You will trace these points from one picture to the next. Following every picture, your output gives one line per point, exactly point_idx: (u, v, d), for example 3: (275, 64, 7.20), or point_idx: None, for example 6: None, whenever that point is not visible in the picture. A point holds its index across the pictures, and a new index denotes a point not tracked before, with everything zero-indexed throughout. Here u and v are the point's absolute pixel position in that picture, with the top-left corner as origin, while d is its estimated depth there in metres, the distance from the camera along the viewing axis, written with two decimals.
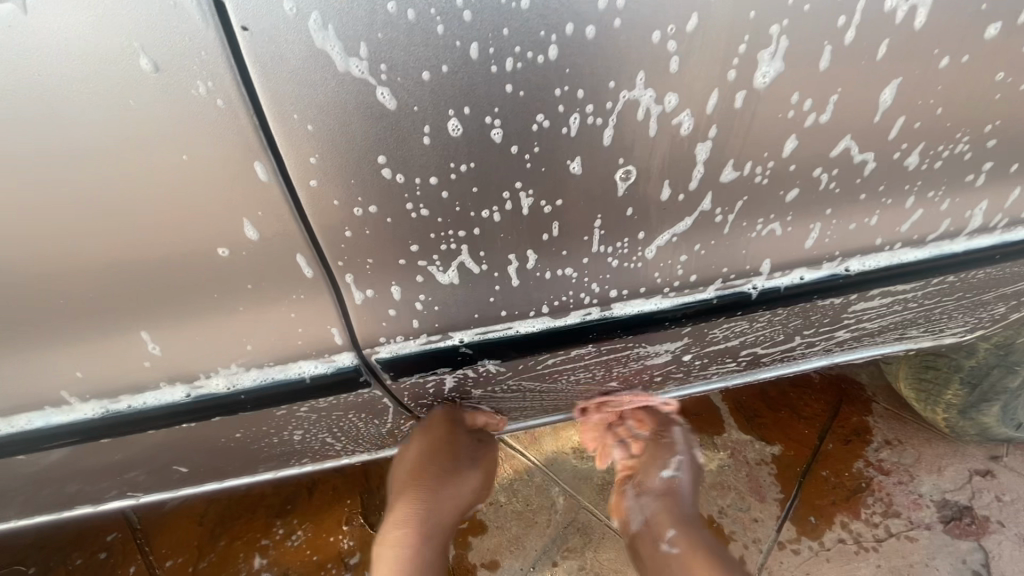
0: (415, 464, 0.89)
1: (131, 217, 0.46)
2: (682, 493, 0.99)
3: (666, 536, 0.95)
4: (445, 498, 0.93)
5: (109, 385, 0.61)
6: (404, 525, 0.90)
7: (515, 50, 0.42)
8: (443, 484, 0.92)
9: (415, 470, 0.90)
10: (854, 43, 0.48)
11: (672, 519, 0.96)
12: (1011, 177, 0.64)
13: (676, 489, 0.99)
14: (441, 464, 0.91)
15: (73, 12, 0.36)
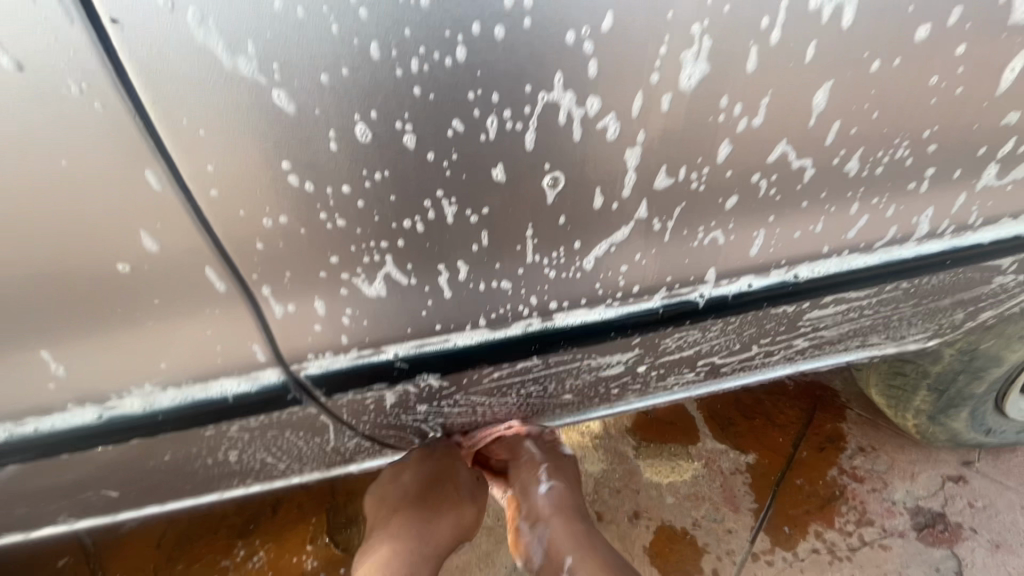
0: (422, 487, 0.94)
1: (12, 228, 0.43)
2: (569, 498, 1.03)
3: (564, 560, 0.95)
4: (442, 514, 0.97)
5: (15, 407, 0.57)
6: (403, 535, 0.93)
7: (420, 51, 0.40)
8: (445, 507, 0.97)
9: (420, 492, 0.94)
10: (781, 44, 0.46)
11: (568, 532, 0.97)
12: (955, 183, 0.63)
13: (574, 480, 1.06)
14: (444, 486, 0.96)
15: None
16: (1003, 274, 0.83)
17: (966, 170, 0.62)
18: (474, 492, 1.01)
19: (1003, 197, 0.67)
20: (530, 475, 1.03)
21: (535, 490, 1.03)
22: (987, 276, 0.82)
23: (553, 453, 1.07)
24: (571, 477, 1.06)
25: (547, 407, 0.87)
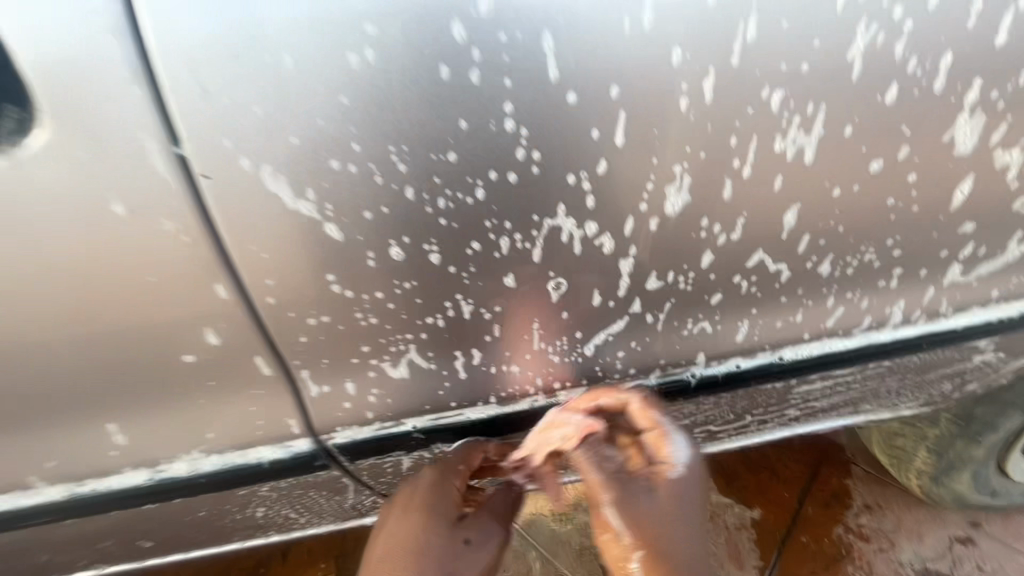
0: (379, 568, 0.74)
1: (102, 328, 0.52)
2: (685, 537, 0.69)
3: None
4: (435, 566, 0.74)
5: (79, 470, 0.65)
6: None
7: (446, 192, 0.49)
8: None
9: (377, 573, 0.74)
10: (751, 178, 0.54)
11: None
12: (922, 279, 0.70)
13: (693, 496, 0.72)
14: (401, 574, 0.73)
15: (61, 173, 0.42)
16: (983, 353, 0.88)
17: (930, 270, 0.69)
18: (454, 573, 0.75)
19: (970, 290, 0.74)
20: (627, 505, 0.68)
21: (643, 530, 0.67)
22: (968, 354, 0.87)
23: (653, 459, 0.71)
24: (690, 491, 0.71)
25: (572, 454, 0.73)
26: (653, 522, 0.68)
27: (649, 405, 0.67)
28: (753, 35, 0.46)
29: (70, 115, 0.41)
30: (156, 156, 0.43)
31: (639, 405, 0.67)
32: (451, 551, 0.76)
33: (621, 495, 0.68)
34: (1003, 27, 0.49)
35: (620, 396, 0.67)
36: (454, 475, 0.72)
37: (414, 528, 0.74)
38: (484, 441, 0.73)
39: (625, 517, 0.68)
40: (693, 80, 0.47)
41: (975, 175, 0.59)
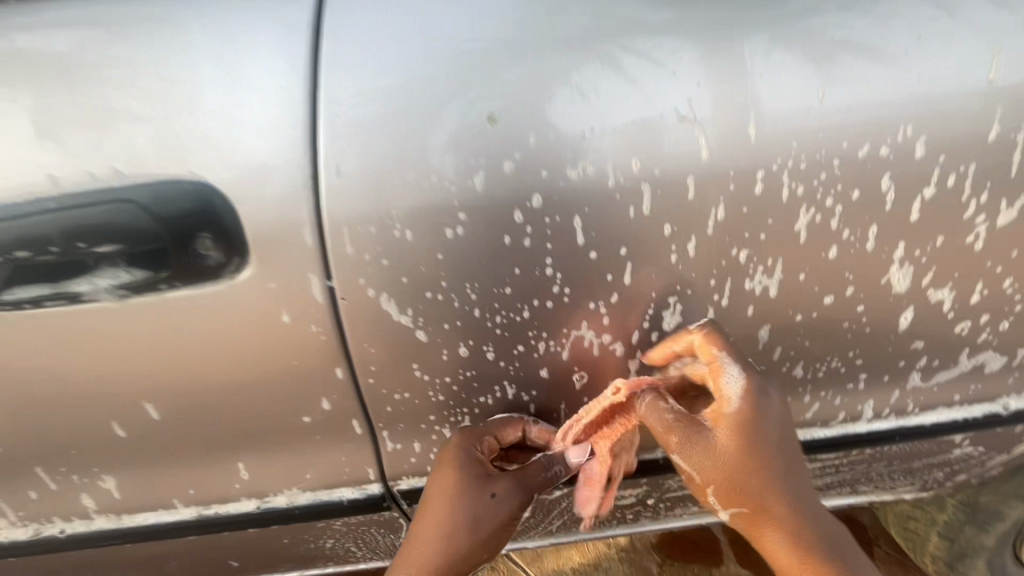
0: (424, 508, 0.79)
1: (254, 393, 0.73)
2: (764, 468, 0.75)
3: None
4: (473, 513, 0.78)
5: (209, 496, 0.85)
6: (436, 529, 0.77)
7: (501, 311, 0.69)
8: (444, 546, 0.78)
9: (423, 518, 0.78)
10: (729, 305, 0.72)
11: (767, 505, 0.75)
12: (886, 383, 0.85)
13: (764, 430, 0.75)
14: (439, 517, 0.77)
15: (255, 296, 0.65)
16: (961, 446, 0.98)
17: (891, 375, 0.84)
18: (482, 521, 0.78)
19: (933, 393, 0.87)
20: (689, 453, 0.76)
21: (709, 473, 0.76)
22: (946, 446, 0.98)
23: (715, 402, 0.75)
24: (760, 430, 0.74)
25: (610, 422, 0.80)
26: (721, 464, 0.75)
27: (710, 338, 0.70)
28: (722, 215, 0.65)
29: (267, 262, 0.63)
30: (315, 287, 0.65)
31: (701, 339, 0.70)
32: (480, 503, 0.78)
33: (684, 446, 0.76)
34: (914, 209, 0.67)
35: (688, 338, 0.71)
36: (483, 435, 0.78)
37: (449, 486, 0.77)
38: (512, 412, 0.79)
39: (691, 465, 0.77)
40: (680, 243, 0.66)
41: (913, 306, 0.75)
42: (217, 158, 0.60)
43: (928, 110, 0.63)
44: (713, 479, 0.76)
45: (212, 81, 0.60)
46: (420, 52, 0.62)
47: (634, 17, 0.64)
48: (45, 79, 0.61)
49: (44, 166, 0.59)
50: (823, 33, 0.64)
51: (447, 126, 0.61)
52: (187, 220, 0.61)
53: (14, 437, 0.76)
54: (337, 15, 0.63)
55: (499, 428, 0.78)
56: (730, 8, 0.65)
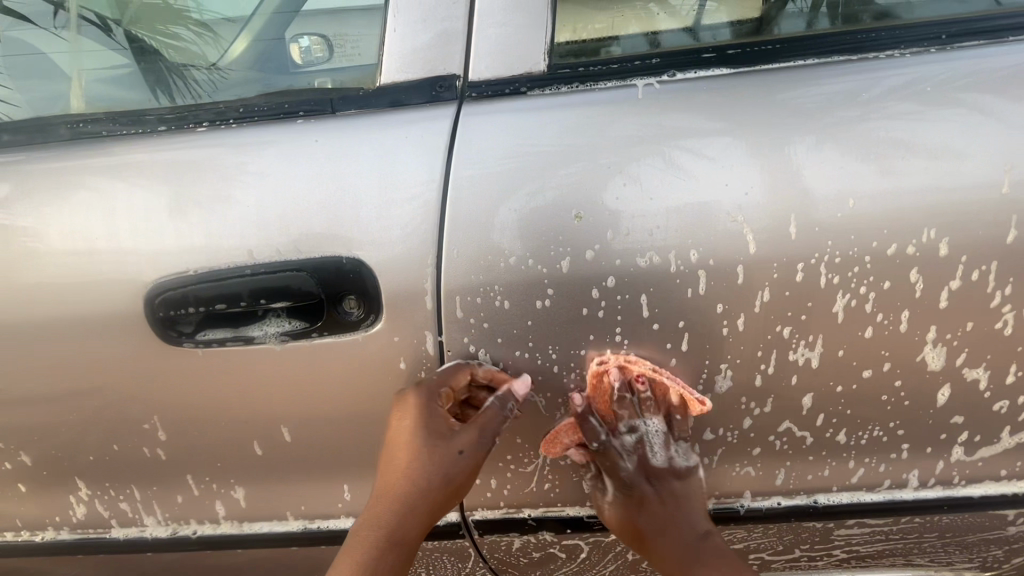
0: (390, 466, 0.84)
1: (366, 424, 0.89)
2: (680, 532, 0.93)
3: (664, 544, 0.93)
4: (434, 461, 0.82)
5: (316, 512, 1.01)
6: (399, 474, 0.83)
7: (576, 368, 0.83)
8: (409, 490, 0.83)
9: (388, 463, 0.84)
10: (774, 373, 0.82)
11: (681, 561, 0.91)
12: (929, 454, 0.91)
13: (684, 506, 0.93)
14: (407, 473, 0.82)
15: (381, 346, 0.82)
16: (1016, 523, 1.01)
17: (934, 447, 0.90)
18: (447, 467, 0.83)
19: (979, 466, 0.92)
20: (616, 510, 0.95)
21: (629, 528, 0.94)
22: (999, 522, 1.00)
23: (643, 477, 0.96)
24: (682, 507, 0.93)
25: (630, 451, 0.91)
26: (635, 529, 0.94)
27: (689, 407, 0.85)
28: (768, 297, 0.77)
29: (395, 319, 0.80)
30: (428, 341, 0.81)
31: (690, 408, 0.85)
32: (443, 449, 0.83)
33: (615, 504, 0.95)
34: (942, 298, 0.77)
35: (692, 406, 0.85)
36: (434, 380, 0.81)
37: (409, 433, 0.82)
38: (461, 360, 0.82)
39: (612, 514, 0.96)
40: (731, 318, 0.79)
41: (950, 383, 0.83)
42: (367, 240, 0.78)
43: (948, 217, 0.74)
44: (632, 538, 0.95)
45: (366, 182, 0.79)
46: (526, 161, 0.79)
47: (696, 131, 0.78)
48: (247, 178, 0.82)
49: (243, 242, 0.80)
50: (859, 149, 0.77)
51: (543, 221, 0.77)
52: (339, 285, 0.79)
53: (177, 448, 0.94)
54: (463, 129, 0.80)
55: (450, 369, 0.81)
56: (780, 125, 0.78)
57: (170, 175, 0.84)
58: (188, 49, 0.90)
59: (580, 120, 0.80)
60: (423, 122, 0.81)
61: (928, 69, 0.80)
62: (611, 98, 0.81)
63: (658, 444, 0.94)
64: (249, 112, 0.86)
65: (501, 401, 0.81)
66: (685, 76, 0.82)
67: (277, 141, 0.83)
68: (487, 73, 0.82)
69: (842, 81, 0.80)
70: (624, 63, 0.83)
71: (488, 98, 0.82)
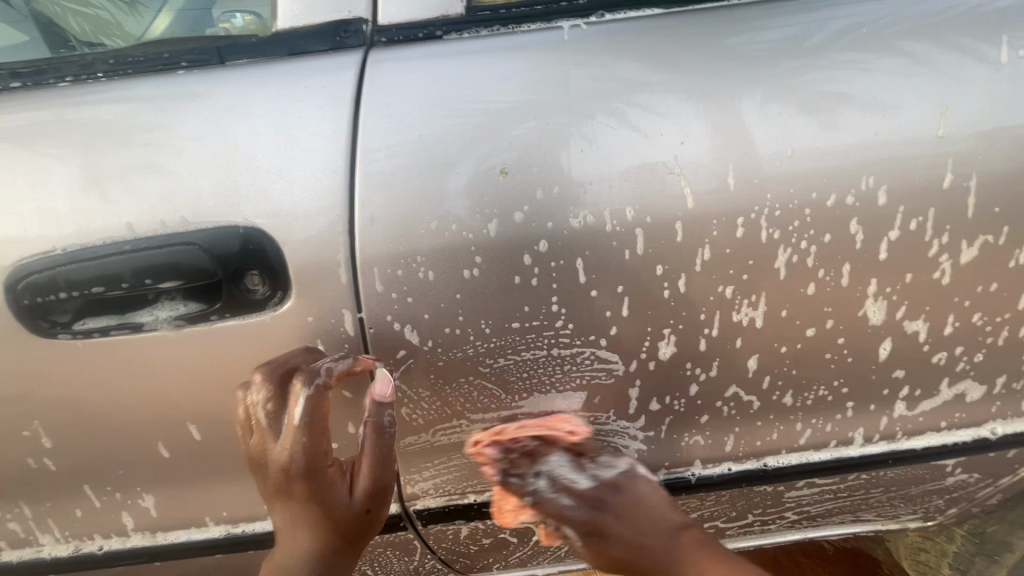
0: (290, 525, 0.78)
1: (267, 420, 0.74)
2: (651, 538, 0.84)
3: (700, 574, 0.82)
4: (337, 508, 0.78)
5: (239, 515, 0.92)
6: (304, 531, 0.78)
7: (511, 341, 0.76)
8: (319, 546, 0.79)
9: (291, 526, 0.78)
10: (718, 336, 0.79)
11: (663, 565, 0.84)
12: (872, 412, 0.90)
13: (641, 512, 0.85)
14: (318, 531, 0.79)
15: (292, 327, 0.73)
16: (954, 474, 1.02)
17: (877, 403, 0.89)
18: (352, 511, 0.79)
19: (919, 420, 0.92)
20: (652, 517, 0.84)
21: (631, 545, 0.85)
22: (938, 473, 1.02)
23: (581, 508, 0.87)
24: (639, 515, 0.85)
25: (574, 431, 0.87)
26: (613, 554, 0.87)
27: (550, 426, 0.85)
28: (708, 256, 0.73)
29: (306, 296, 0.72)
30: (347, 320, 0.73)
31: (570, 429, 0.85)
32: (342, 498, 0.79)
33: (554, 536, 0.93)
34: (882, 249, 0.75)
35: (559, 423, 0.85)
36: (307, 420, 0.75)
37: (304, 489, 0.76)
38: (302, 392, 0.71)
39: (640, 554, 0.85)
40: (672, 279, 0.74)
41: (891, 338, 0.81)
42: (268, 207, 0.69)
43: (886, 164, 0.72)
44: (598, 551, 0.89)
45: (263, 141, 0.70)
46: (442, 113, 0.71)
47: (629, 78, 0.73)
48: (120, 141, 0.71)
49: (121, 216, 0.69)
50: (795, 95, 0.73)
51: (466, 181, 0.70)
52: (237, 259, 0.70)
53: (68, 457, 0.83)
54: (372, 79, 0.72)
55: (305, 410, 0.74)
56: (715, 70, 0.73)
57: (28, 140, 0.72)
58: (99, 16, 0.78)
59: (503, 67, 0.72)
60: (326, 72, 0.72)
61: (859, 11, 0.77)
62: (535, 42, 0.74)
63: (572, 472, 0.87)
64: (120, 64, 0.75)
65: (377, 421, 0.78)
66: (614, 17, 0.77)
67: (156, 96, 0.72)
68: (398, 16, 0.74)
69: (775, 25, 0.77)
70: (549, 4, 0.77)
71: (400, 44, 0.74)
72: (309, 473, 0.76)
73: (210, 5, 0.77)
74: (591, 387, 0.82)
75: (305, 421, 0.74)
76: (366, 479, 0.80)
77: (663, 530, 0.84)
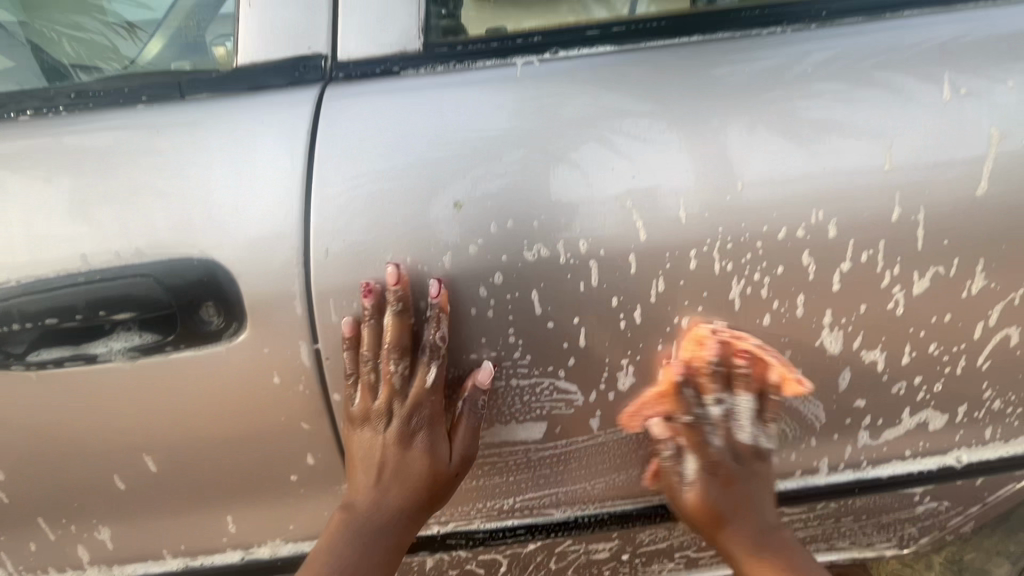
0: (382, 473, 0.79)
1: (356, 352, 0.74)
2: (745, 513, 0.86)
3: (744, 542, 0.86)
4: (435, 465, 0.79)
5: (198, 547, 0.90)
6: (396, 484, 0.80)
7: (469, 372, 0.77)
8: (406, 495, 0.80)
9: (389, 469, 0.79)
10: (676, 366, 0.79)
11: (750, 542, 0.86)
12: (836, 441, 0.90)
13: (765, 487, 0.88)
14: (410, 484, 0.80)
15: (247, 359, 0.73)
16: (923, 502, 1.02)
17: (840, 432, 0.89)
18: (447, 472, 0.80)
19: (884, 449, 0.92)
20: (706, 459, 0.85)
21: (711, 509, 0.86)
22: (907, 501, 1.02)
23: (731, 459, 0.85)
24: (757, 487, 0.87)
25: (538, 461, 0.86)
26: (718, 512, 0.86)
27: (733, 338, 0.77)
28: (663, 287, 0.74)
29: (260, 328, 0.72)
30: (303, 352, 0.73)
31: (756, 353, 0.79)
32: (440, 457, 0.79)
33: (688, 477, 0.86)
34: (835, 281, 0.75)
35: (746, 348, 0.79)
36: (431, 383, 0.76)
37: (416, 439, 0.79)
38: (427, 360, 0.75)
39: (747, 525, 0.87)
40: (628, 310, 0.74)
41: (850, 368, 0.82)
42: (224, 239, 0.70)
43: (837, 198, 0.73)
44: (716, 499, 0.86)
45: (221, 173, 0.71)
46: (398, 147, 0.72)
47: (582, 112, 0.74)
48: (79, 174, 0.71)
49: (76, 247, 0.70)
50: (748, 130, 0.74)
51: (421, 214, 0.70)
52: (193, 291, 0.70)
53: (20, 489, 0.82)
54: (329, 116, 0.73)
55: (433, 373, 0.75)
56: (669, 103, 0.74)
57: None
58: (93, 39, 0.77)
59: (460, 102, 0.74)
60: (285, 107, 0.73)
61: (812, 47, 0.78)
62: (490, 79, 0.75)
63: (745, 421, 0.85)
64: (82, 98, 0.76)
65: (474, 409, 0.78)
66: (568, 54, 0.78)
67: (117, 129, 0.73)
68: (356, 52, 0.75)
69: (730, 60, 0.77)
70: (504, 41, 0.78)
71: (358, 80, 0.75)
72: (432, 425, 0.79)
73: (190, 41, 0.77)
74: (550, 419, 0.81)
75: (431, 383, 0.76)
76: (462, 447, 0.80)
77: (768, 531, 0.87)
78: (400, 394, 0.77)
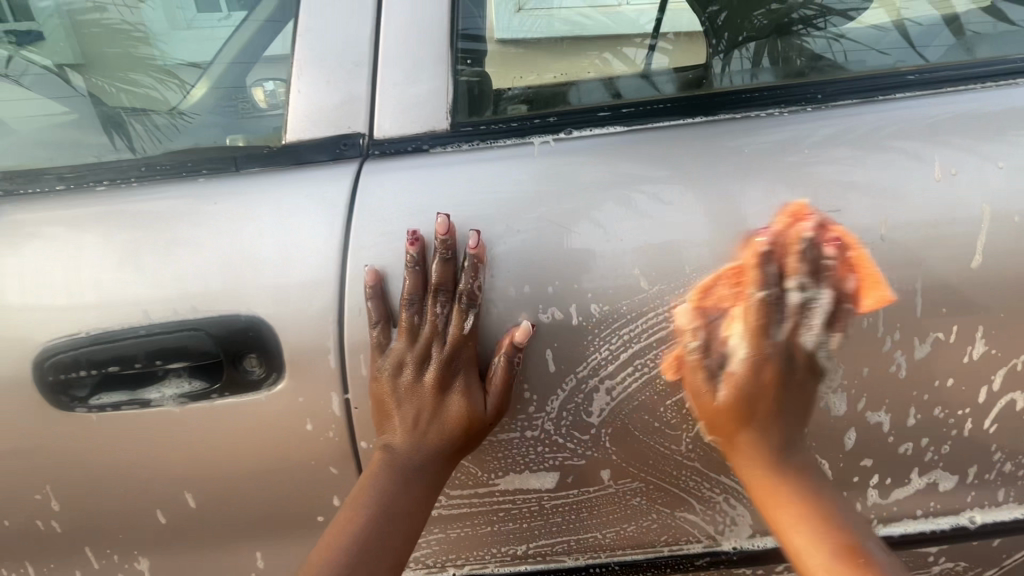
0: (415, 422, 0.78)
1: (385, 297, 0.78)
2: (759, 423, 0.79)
3: (760, 465, 0.79)
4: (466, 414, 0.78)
5: None
6: (420, 430, 0.79)
7: None
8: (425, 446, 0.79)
9: (425, 412, 0.79)
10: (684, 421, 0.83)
11: (760, 465, 0.79)
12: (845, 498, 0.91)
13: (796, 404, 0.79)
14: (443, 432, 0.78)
15: (284, 408, 0.80)
16: (941, 563, 1.01)
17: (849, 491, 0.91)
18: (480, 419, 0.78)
19: (895, 508, 0.93)
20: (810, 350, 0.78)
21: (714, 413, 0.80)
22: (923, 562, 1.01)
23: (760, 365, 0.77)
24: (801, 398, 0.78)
25: (551, 509, 0.90)
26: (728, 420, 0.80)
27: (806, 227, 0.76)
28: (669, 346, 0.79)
29: (298, 380, 0.78)
30: (334, 403, 0.80)
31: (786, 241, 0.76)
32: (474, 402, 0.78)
33: (688, 366, 0.80)
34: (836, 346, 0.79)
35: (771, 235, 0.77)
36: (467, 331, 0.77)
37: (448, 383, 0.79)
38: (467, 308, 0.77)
39: (768, 429, 0.79)
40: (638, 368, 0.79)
41: (855, 428, 0.84)
42: (268, 297, 0.77)
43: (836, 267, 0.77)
44: (756, 397, 0.78)
45: (269, 238, 0.79)
46: (428, 216, 0.79)
47: (596, 183, 0.80)
48: (146, 237, 0.80)
49: (140, 304, 0.78)
50: (751, 201, 0.79)
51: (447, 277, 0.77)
52: (239, 344, 0.78)
53: (73, 520, 0.89)
54: (365, 189, 0.81)
55: (471, 320, 0.77)
56: (677, 175, 0.80)
57: (65, 237, 0.81)
58: (148, 93, 0.87)
59: (484, 174, 0.81)
60: (328, 181, 0.82)
61: (812, 125, 0.83)
62: (510, 156, 0.83)
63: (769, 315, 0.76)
64: (151, 170, 0.86)
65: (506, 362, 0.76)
66: (581, 134, 0.85)
67: (180, 198, 0.82)
68: (391, 131, 0.83)
69: (733, 138, 0.82)
70: (523, 121, 0.86)
71: (391, 156, 0.84)
72: (469, 370, 0.78)
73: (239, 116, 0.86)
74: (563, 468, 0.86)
75: (469, 329, 0.77)
76: (496, 397, 0.78)
77: (788, 450, 0.79)
78: (441, 338, 0.78)
